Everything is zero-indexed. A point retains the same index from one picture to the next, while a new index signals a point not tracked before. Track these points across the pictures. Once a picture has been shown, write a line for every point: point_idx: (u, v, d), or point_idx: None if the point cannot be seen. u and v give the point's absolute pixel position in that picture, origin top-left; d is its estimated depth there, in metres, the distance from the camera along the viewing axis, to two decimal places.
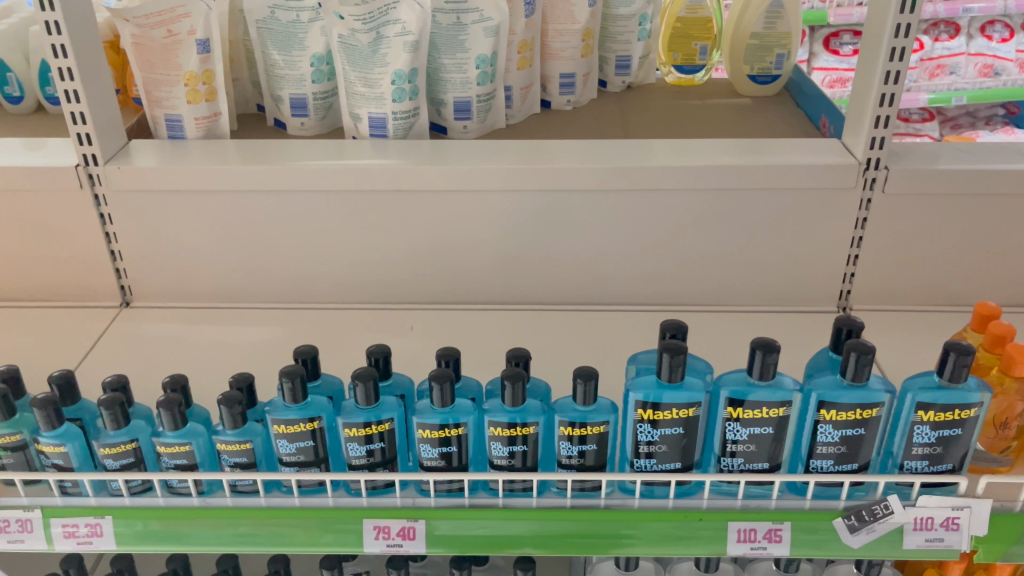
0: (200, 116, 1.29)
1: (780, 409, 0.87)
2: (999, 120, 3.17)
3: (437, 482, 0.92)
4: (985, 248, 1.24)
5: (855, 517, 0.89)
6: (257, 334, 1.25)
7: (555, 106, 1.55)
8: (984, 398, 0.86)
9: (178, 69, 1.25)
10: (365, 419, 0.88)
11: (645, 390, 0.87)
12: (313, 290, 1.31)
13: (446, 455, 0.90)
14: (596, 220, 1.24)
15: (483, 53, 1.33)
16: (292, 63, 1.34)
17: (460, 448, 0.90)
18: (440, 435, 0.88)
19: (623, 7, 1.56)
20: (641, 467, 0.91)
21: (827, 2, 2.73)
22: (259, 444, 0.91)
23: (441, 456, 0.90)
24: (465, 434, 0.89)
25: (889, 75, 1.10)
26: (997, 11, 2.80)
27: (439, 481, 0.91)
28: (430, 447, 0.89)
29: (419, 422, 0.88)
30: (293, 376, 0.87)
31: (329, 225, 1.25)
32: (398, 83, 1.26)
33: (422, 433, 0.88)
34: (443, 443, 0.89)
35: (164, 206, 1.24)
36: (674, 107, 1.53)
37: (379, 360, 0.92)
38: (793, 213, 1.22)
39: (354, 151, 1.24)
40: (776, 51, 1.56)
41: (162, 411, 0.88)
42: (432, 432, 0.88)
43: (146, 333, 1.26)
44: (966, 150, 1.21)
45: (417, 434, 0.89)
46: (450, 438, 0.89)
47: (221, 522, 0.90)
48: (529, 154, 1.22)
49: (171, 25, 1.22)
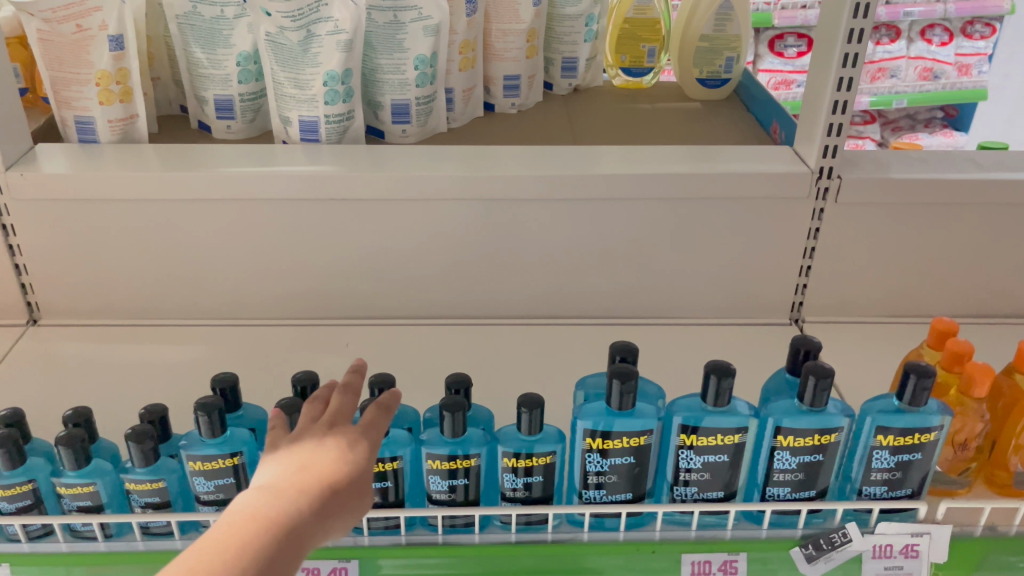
0: (114, 118, 1.20)
1: (735, 436, 0.82)
2: (938, 123, 3.25)
3: (371, 520, 0.85)
4: (937, 258, 1.21)
5: (812, 546, 0.86)
6: (178, 355, 1.16)
7: (498, 109, 1.49)
8: (944, 421, 0.83)
9: (89, 67, 1.15)
10: None
11: (594, 418, 0.81)
12: (239, 305, 1.23)
13: (379, 490, 0.83)
14: (542, 231, 1.18)
15: (422, 53, 1.26)
16: (216, 62, 1.24)
17: (398, 484, 0.83)
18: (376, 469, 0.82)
19: (569, 7, 1.50)
20: (589, 498, 0.85)
21: (772, 5, 2.72)
22: (173, 482, 0.83)
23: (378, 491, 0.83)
24: (401, 467, 0.83)
25: (842, 82, 1.06)
26: (937, 15, 2.82)
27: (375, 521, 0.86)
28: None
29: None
30: (210, 409, 0.79)
31: (256, 237, 1.17)
32: (331, 84, 1.19)
33: None
34: (379, 477, 0.83)
35: (74, 216, 1.14)
36: (621, 111, 1.48)
37: (306, 388, 0.84)
38: (743, 223, 1.18)
39: (283, 157, 1.16)
40: (725, 54, 1.52)
41: (62, 449, 0.79)
42: None
43: (55, 354, 1.16)
44: (918, 158, 1.18)
45: None
46: (387, 473, 0.83)
47: (147, 568, 0.83)
48: (472, 161, 1.16)
49: (81, 20, 1.11)
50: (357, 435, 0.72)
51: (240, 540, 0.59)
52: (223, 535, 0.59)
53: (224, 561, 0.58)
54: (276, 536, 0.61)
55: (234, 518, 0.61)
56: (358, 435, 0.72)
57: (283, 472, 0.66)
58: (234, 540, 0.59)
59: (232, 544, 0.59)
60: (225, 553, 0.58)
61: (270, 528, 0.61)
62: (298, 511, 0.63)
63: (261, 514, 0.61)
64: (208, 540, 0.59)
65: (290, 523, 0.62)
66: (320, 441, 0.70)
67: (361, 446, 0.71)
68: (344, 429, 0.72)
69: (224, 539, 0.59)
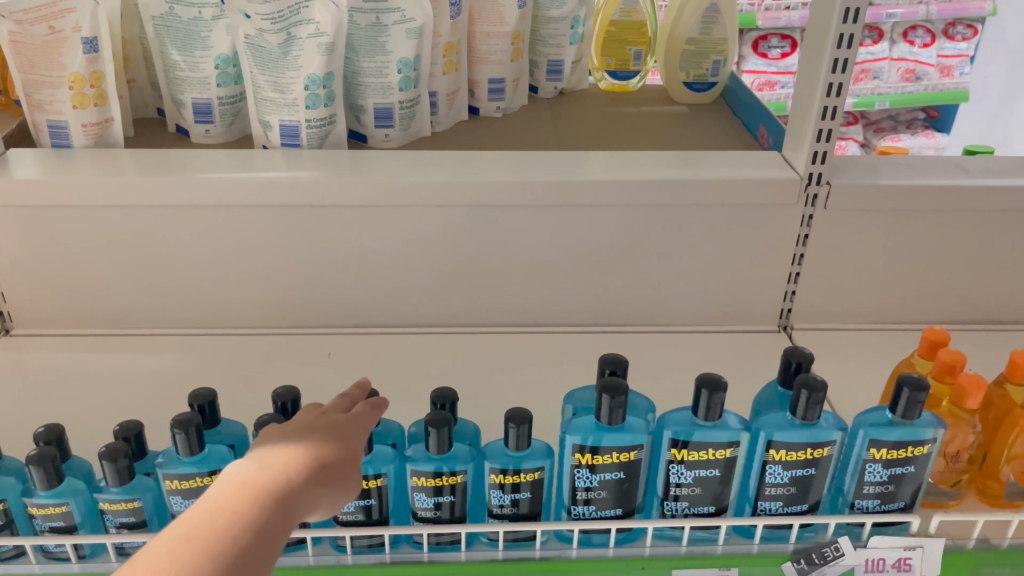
0: (88, 122, 1.17)
1: (727, 450, 0.81)
2: (920, 124, 3.25)
3: (355, 538, 0.83)
4: (925, 264, 1.20)
5: (804, 560, 0.84)
6: (155, 365, 1.13)
7: (483, 113, 1.47)
8: (937, 434, 0.82)
9: (61, 70, 1.12)
10: None
11: (583, 432, 0.80)
12: (218, 314, 1.20)
13: (362, 507, 0.81)
14: (528, 238, 1.16)
15: (405, 57, 1.23)
16: (193, 64, 1.22)
17: (381, 501, 0.82)
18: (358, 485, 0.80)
19: (554, 9, 1.48)
20: (578, 514, 0.84)
21: (756, 6, 2.71)
22: (149, 501, 0.80)
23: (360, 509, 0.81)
24: (385, 484, 0.81)
25: (832, 87, 1.05)
26: (919, 16, 2.82)
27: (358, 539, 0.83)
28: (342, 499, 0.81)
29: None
30: (187, 426, 0.76)
31: (235, 244, 1.14)
32: (312, 88, 1.16)
33: None
34: (362, 496, 0.81)
35: (47, 223, 1.11)
36: (608, 115, 1.47)
37: (287, 404, 0.81)
38: (730, 230, 1.16)
39: (263, 163, 1.13)
40: (713, 57, 1.50)
41: (32, 469, 0.76)
42: None
43: (27, 366, 1.12)
44: (906, 163, 1.17)
45: None
46: (371, 490, 0.81)
47: None
48: (456, 167, 1.14)
49: (53, 21, 1.08)
50: (346, 422, 0.71)
51: (231, 505, 0.57)
52: (213, 501, 0.57)
53: (218, 522, 0.55)
54: (272, 502, 0.58)
55: (224, 486, 0.59)
56: (346, 422, 0.71)
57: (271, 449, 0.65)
58: (230, 505, 0.57)
59: (224, 509, 0.56)
60: (218, 515, 0.55)
61: (262, 494, 0.58)
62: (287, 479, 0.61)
63: (251, 482, 0.59)
64: (198, 506, 0.56)
65: (281, 490, 0.60)
66: (307, 425, 0.69)
67: (350, 432, 0.70)
68: (331, 415, 0.71)
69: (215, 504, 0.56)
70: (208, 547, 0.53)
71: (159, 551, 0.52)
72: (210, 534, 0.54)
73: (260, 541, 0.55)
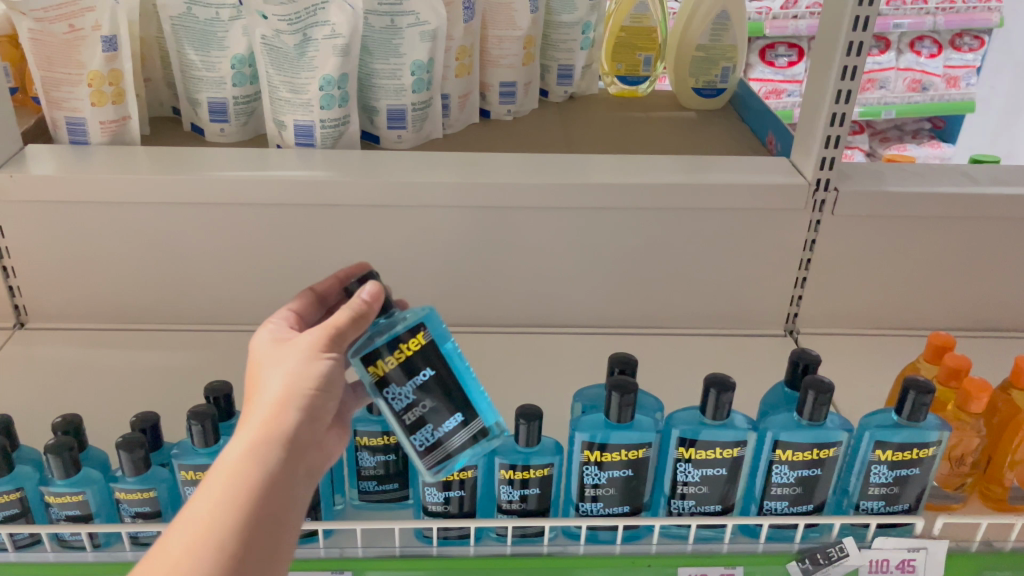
0: (106, 120, 1.18)
1: (734, 449, 0.82)
2: (926, 134, 3.26)
3: (425, 432, 0.73)
4: (931, 271, 1.21)
5: (809, 560, 0.85)
6: (167, 360, 1.15)
7: (494, 116, 1.48)
8: (942, 436, 0.83)
9: (80, 68, 1.14)
10: None
11: (592, 430, 0.81)
12: (230, 311, 1.21)
13: (424, 386, 0.72)
14: (538, 240, 1.17)
15: (419, 59, 1.25)
16: (210, 64, 1.23)
17: (443, 369, 0.72)
18: (406, 354, 0.71)
19: (566, 14, 1.49)
20: (585, 511, 0.85)
21: (764, 14, 2.72)
22: (164, 491, 0.81)
23: (424, 397, 0.72)
24: (428, 343, 0.72)
25: (840, 94, 1.06)
26: (927, 27, 2.83)
27: (444, 442, 0.73)
28: (399, 387, 0.71)
29: (364, 354, 0.71)
30: (204, 418, 0.78)
31: (248, 242, 1.15)
32: (327, 89, 1.18)
33: (374, 371, 0.71)
34: (408, 369, 0.71)
35: (64, 219, 1.12)
36: (618, 119, 1.48)
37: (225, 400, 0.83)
38: (738, 234, 1.17)
39: (277, 162, 1.15)
40: (722, 64, 1.52)
41: (50, 457, 0.78)
42: (384, 361, 0.71)
43: (42, 359, 1.14)
44: (913, 171, 1.19)
45: (372, 376, 0.72)
46: (427, 356, 0.72)
47: None
48: (468, 169, 1.15)
49: (73, 20, 1.10)
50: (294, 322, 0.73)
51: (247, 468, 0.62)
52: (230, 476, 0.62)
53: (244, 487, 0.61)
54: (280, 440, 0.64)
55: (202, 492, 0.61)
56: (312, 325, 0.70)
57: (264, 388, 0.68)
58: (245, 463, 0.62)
59: (238, 479, 0.61)
60: (210, 537, 0.59)
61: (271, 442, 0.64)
62: (266, 458, 0.63)
63: (233, 480, 0.61)
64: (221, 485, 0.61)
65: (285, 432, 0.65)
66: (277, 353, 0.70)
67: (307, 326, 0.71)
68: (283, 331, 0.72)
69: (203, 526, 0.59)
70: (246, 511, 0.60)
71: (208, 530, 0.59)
72: (227, 526, 0.59)
73: (264, 532, 0.60)
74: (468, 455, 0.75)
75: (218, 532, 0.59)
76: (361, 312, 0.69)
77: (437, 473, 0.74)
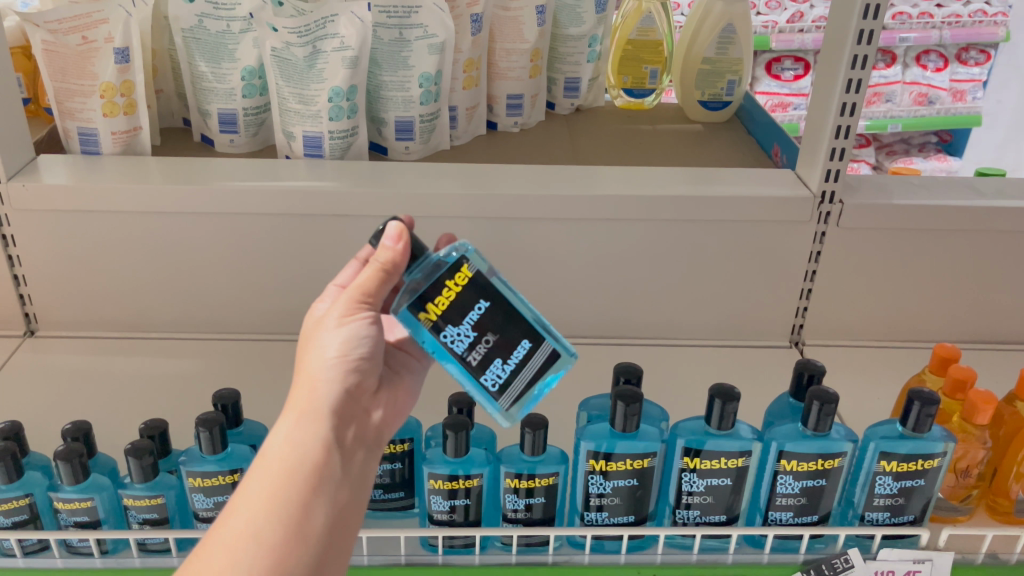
0: (118, 130, 1.19)
1: (738, 459, 0.82)
2: (932, 148, 3.27)
3: (493, 367, 0.74)
4: (937, 283, 1.21)
5: (814, 572, 0.85)
6: (176, 369, 1.16)
7: (501, 127, 1.49)
8: (947, 448, 0.83)
9: (93, 79, 1.15)
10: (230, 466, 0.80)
11: (597, 439, 0.81)
12: (238, 321, 1.22)
13: (483, 318, 0.73)
14: (544, 250, 1.18)
15: (427, 71, 1.26)
16: (220, 76, 1.25)
17: (496, 299, 0.73)
18: (453, 293, 0.72)
19: (573, 27, 1.50)
20: (591, 520, 0.85)
21: (770, 28, 2.73)
22: (172, 498, 0.82)
23: (485, 332, 0.73)
24: (477, 275, 0.72)
25: (845, 107, 1.07)
26: (933, 41, 2.84)
27: (515, 375, 0.74)
28: (457, 328, 0.73)
29: (412, 306, 0.73)
30: (212, 425, 0.78)
31: (256, 252, 1.16)
32: (336, 100, 1.19)
33: (426, 316, 0.73)
34: (462, 306, 0.72)
35: (76, 228, 1.13)
36: (624, 131, 1.49)
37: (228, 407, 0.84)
38: (743, 246, 1.18)
39: (286, 172, 1.16)
40: (727, 76, 1.52)
41: (59, 463, 0.78)
42: (435, 303, 0.72)
43: (52, 367, 1.15)
44: (918, 184, 1.19)
45: (425, 321, 0.73)
46: (477, 289, 0.72)
47: None
48: (475, 180, 1.16)
49: (87, 32, 1.12)
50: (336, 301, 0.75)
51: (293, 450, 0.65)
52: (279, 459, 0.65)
53: (291, 466, 0.64)
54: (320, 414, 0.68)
55: (246, 486, 0.63)
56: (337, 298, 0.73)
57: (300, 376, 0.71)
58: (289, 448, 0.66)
59: (286, 461, 0.65)
60: (255, 527, 0.61)
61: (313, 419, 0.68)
62: (312, 433, 0.67)
63: (278, 467, 0.64)
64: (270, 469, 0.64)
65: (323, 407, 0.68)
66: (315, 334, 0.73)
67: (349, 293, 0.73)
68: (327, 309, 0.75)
69: (250, 516, 0.61)
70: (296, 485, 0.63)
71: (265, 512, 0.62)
72: (283, 502, 0.62)
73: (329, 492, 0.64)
74: (542, 386, 0.75)
75: (267, 518, 0.62)
76: (387, 265, 0.71)
77: (517, 411, 0.75)
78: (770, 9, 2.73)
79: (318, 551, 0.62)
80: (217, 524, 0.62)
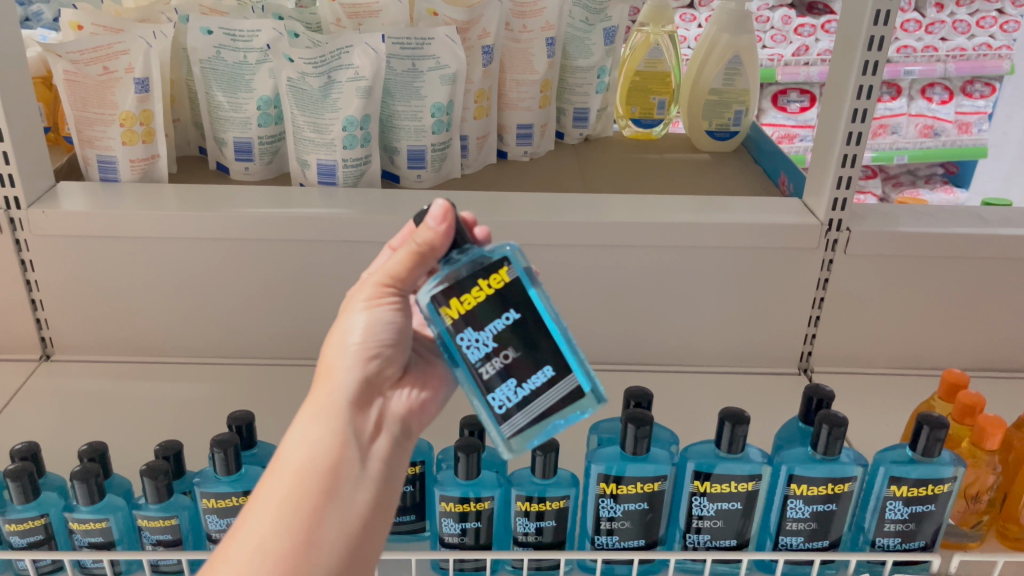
0: (136, 158, 1.22)
1: (748, 484, 0.82)
2: (939, 179, 3.29)
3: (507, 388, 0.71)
4: (944, 310, 1.22)
5: None
6: (189, 393, 1.17)
7: (511, 156, 1.52)
8: (957, 472, 0.83)
9: (113, 108, 1.18)
10: (243, 488, 0.81)
11: (607, 462, 0.82)
12: (251, 345, 1.23)
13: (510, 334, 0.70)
14: (553, 276, 1.19)
15: (439, 101, 1.29)
16: (237, 105, 1.27)
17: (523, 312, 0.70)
18: (485, 293, 0.70)
19: (581, 59, 1.53)
20: (601, 544, 0.85)
21: (776, 61, 2.77)
22: (185, 520, 0.82)
23: (506, 346, 0.70)
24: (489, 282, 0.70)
25: (851, 136, 1.09)
26: (938, 74, 2.86)
27: (523, 405, 0.71)
28: (475, 332, 0.70)
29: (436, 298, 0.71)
30: (226, 445, 0.79)
31: (269, 277, 1.18)
32: (349, 129, 1.21)
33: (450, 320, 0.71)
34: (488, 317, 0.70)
35: (95, 253, 1.15)
36: (632, 160, 1.51)
37: (241, 428, 0.86)
38: (752, 273, 1.19)
39: (300, 200, 1.18)
40: (734, 107, 1.55)
41: (76, 483, 0.79)
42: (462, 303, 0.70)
43: (67, 390, 1.16)
44: (924, 212, 1.20)
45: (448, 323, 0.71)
46: (508, 296, 0.70)
47: None
48: (485, 207, 1.18)
49: (108, 62, 1.15)
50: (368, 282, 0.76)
51: (311, 453, 0.65)
52: (293, 462, 0.64)
53: (303, 474, 0.64)
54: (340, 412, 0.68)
55: (260, 491, 0.63)
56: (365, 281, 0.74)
57: (326, 363, 0.72)
58: (305, 450, 0.65)
59: (299, 464, 0.64)
60: (264, 538, 0.60)
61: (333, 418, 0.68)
62: (330, 428, 0.67)
63: (292, 472, 0.64)
64: (282, 472, 0.64)
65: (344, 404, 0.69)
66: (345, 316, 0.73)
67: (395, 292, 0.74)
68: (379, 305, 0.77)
69: (257, 527, 0.61)
70: (304, 497, 0.63)
71: (268, 526, 0.61)
72: (289, 521, 0.62)
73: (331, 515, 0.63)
74: (559, 423, 0.72)
75: (275, 529, 0.61)
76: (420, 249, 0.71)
77: (517, 445, 0.72)
78: (776, 42, 2.77)
79: (332, 560, 0.62)
80: (230, 534, 0.62)
